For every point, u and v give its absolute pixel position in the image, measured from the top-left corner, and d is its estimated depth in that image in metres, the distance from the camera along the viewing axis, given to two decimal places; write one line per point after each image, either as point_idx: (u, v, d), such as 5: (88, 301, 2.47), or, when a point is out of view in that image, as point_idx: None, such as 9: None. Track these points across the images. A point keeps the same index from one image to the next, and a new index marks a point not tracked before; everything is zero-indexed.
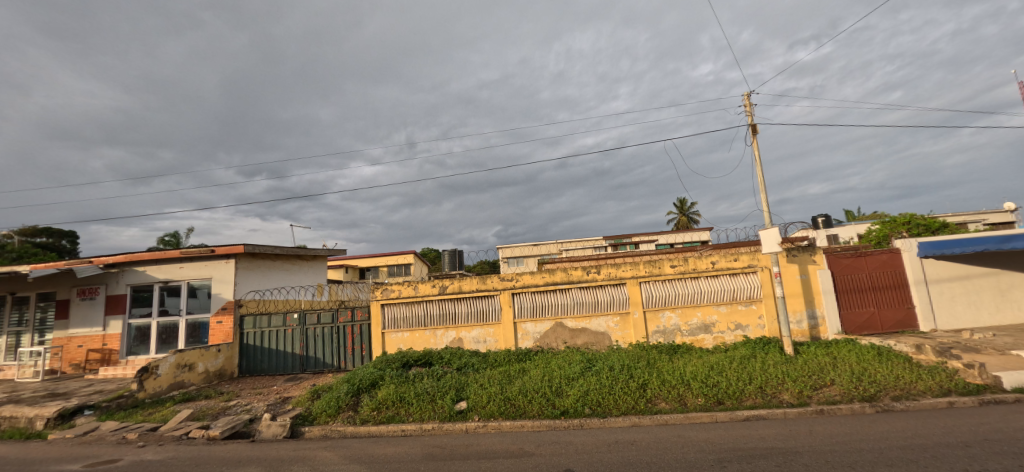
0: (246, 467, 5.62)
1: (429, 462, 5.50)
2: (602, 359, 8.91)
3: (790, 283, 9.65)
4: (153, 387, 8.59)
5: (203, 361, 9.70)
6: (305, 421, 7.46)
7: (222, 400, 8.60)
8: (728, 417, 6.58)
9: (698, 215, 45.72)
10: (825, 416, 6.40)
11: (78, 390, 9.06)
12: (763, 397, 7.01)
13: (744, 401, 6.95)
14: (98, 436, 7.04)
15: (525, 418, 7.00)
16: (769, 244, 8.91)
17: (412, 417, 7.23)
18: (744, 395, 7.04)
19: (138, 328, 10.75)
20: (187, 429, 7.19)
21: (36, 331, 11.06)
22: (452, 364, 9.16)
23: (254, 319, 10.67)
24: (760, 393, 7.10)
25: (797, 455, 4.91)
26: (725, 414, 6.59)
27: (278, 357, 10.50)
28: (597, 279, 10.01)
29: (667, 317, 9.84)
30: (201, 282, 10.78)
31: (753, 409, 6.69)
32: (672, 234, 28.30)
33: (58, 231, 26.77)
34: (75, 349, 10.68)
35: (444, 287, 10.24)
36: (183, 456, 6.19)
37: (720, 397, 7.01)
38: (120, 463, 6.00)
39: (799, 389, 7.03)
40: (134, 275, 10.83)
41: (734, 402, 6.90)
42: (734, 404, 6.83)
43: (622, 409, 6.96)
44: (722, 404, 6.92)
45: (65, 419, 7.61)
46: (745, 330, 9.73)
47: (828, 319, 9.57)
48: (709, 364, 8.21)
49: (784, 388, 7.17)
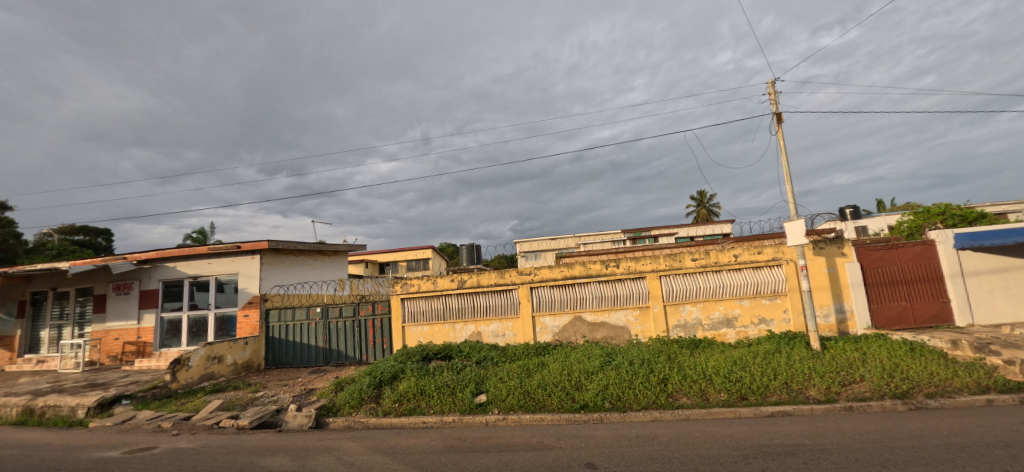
0: (274, 457, 5.79)
1: (450, 454, 5.58)
2: (622, 353, 8.87)
3: (817, 276, 9.43)
4: (185, 378, 8.95)
5: (231, 354, 10.06)
6: (329, 412, 7.69)
7: (250, 391, 8.91)
8: (752, 413, 6.46)
9: (717, 208, 44.85)
10: (854, 413, 6.23)
11: (115, 380, 9.52)
12: (788, 393, 6.86)
13: (768, 397, 6.83)
14: (135, 425, 7.41)
15: (545, 411, 7.03)
16: (794, 236, 8.72)
17: (432, 409, 7.39)
18: (768, 391, 6.91)
19: (170, 322, 11.17)
20: (217, 419, 7.48)
21: (76, 324, 11.62)
22: (471, 357, 9.27)
23: (279, 313, 10.99)
24: (786, 388, 6.96)
25: (825, 452, 4.81)
26: (749, 410, 6.47)
27: (303, 350, 10.80)
28: (616, 273, 9.92)
29: (688, 311, 9.72)
30: (229, 278, 11.14)
31: (779, 405, 6.55)
32: (694, 227, 27.73)
33: (95, 230, 28.21)
34: (112, 342, 11.18)
35: (462, 281, 10.38)
36: (214, 445, 6.45)
37: (744, 393, 6.90)
38: (156, 451, 6.29)
39: (827, 385, 6.86)
40: (165, 270, 11.23)
41: (758, 397, 6.79)
42: (758, 400, 6.73)
43: (642, 403, 6.92)
44: (746, 399, 6.82)
45: (104, 408, 8.04)
46: (769, 324, 9.53)
47: (857, 313, 9.31)
48: (733, 358, 8.09)
49: (811, 384, 6.99)
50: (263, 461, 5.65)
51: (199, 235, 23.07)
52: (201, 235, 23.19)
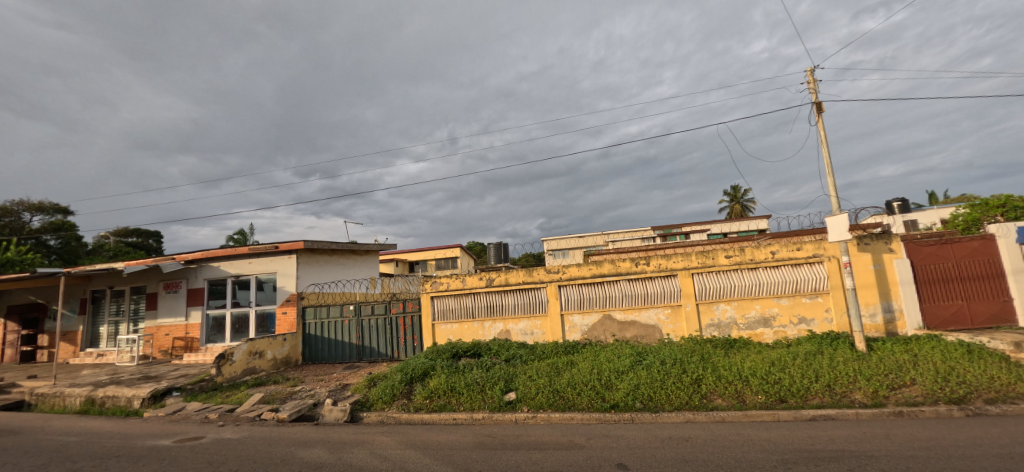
0: (312, 449, 6.03)
1: (480, 451, 5.65)
2: (652, 353, 8.71)
3: (862, 273, 8.97)
4: (229, 372, 9.43)
5: (271, 349, 10.52)
6: (363, 407, 7.94)
7: (289, 386, 9.30)
8: (792, 416, 6.22)
9: (751, 203, 43.35)
10: (904, 419, 5.90)
11: (166, 373, 10.15)
12: (831, 396, 6.56)
13: (809, 400, 6.56)
14: (185, 415, 7.88)
15: (574, 410, 7.01)
16: (836, 232, 8.31)
17: (463, 406, 7.50)
18: (809, 394, 6.64)
19: (214, 318, 11.78)
20: (259, 411, 7.85)
21: (131, 320, 12.44)
22: (501, 355, 9.34)
23: (315, 310, 11.35)
24: (828, 391, 6.66)
25: (872, 459, 4.57)
26: (788, 414, 6.23)
27: (338, 347, 11.16)
28: (646, 271, 9.75)
29: (722, 309, 9.43)
30: (268, 276, 11.64)
31: (821, 408, 6.29)
32: (728, 222, 26.89)
33: (146, 232, 30.00)
34: (163, 337, 11.90)
35: (491, 279, 10.46)
36: (256, 436, 6.78)
37: (783, 395, 6.64)
38: (203, 440, 6.67)
39: (874, 388, 6.50)
40: (210, 270, 11.85)
41: (799, 400, 6.54)
42: (798, 403, 6.47)
43: (674, 404, 6.79)
44: (785, 402, 6.57)
45: (156, 399, 8.58)
46: (810, 324, 9.12)
47: (907, 312, 8.79)
48: (770, 359, 7.80)
49: (857, 387, 6.65)
50: (301, 453, 5.89)
51: (240, 235, 24.15)
52: (242, 235, 24.30)
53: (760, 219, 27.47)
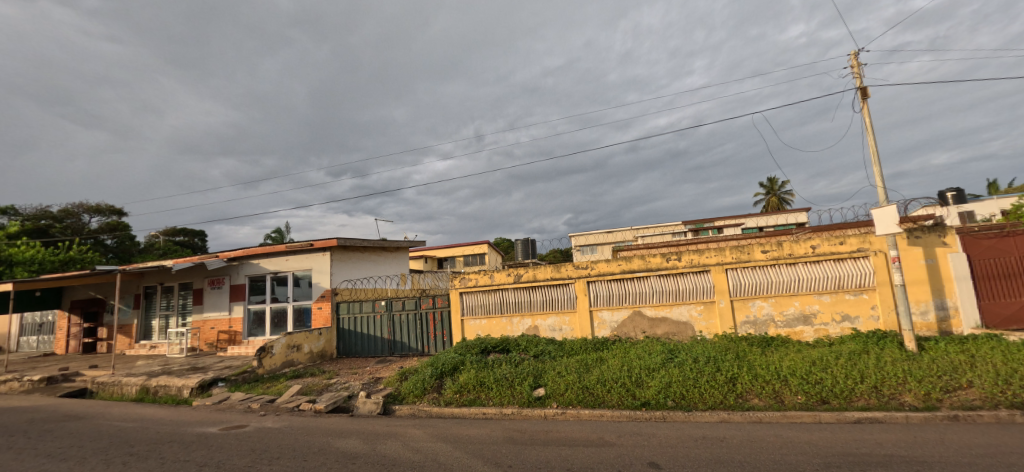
0: (348, 439, 6.24)
1: (510, 446, 5.69)
2: (685, 350, 8.50)
3: (912, 268, 8.44)
4: (269, 364, 9.87)
5: (308, 343, 10.93)
6: (395, 400, 8.15)
7: (325, 378, 9.64)
8: (835, 418, 5.95)
9: (789, 195, 41.57)
10: (960, 423, 5.54)
11: (213, 365, 10.73)
12: (878, 398, 6.23)
13: (854, 402, 6.25)
14: (230, 405, 8.31)
15: (604, 407, 6.94)
16: (884, 225, 7.85)
17: (492, 401, 7.56)
18: (854, 395, 6.33)
19: (255, 313, 12.35)
20: (297, 402, 8.19)
21: (179, 315, 13.20)
22: (529, 351, 9.35)
23: (348, 306, 11.72)
24: (875, 393, 6.32)
25: (925, 466, 4.32)
26: (831, 415, 5.96)
27: (370, 341, 11.47)
28: (678, 267, 9.51)
29: (758, 306, 9.09)
30: (303, 273, 12.08)
31: (867, 411, 5.98)
32: (764, 216, 25.89)
33: (192, 231, 31.67)
34: (209, 330, 12.58)
35: (519, 276, 10.47)
36: (295, 425, 7.09)
37: (825, 396, 6.36)
38: (247, 429, 7.03)
39: (926, 390, 6.13)
40: (250, 267, 12.42)
41: (842, 401, 6.24)
42: (841, 405, 6.18)
43: (708, 403, 6.62)
44: (827, 404, 6.29)
45: (204, 389, 9.09)
46: (854, 322, 8.67)
47: (963, 310, 8.21)
48: (811, 358, 7.47)
49: (907, 388, 6.29)
50: (337, 443, 6.11)
51: (277, 233, 25.15)
52: (279, 233, 25.28)
53: (799, 212, 26.34)
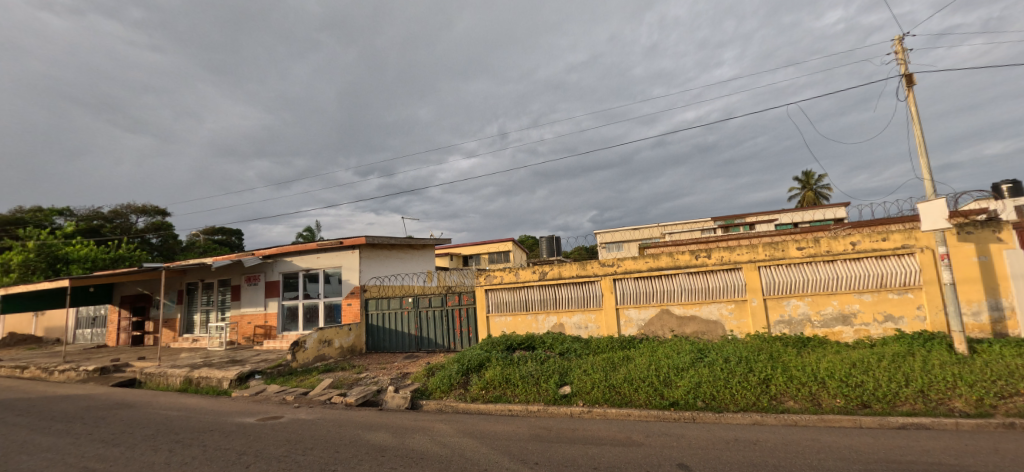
0: (378, 432, 6.40)
1: (537, 443, 5.70)
2: (715, 350, 8.28)
3: (963, 266, 7.93)
4: (303, 358, 10.22)
5: (338, 338, 11.26)
6: (422, 395, 8.29)
7: (355, 372, 9.91)
8: (876, 423, 5.68)
9: (827, 189, 39.81)
10: (1017, 432, 5.19)
11: (250, 358, 11.21)
12: (925, 403, 5.91)
13: (898, 407, 5.95)
14: (266, 396, 8.67)
15: (631, 406, 6.86)
16: (931, 220, 7.41)
17: (518, 398, 7.59)
18: (898, 400, 6.02)
19: (288, 308, 12.80)
20: (329, 395, 8.45)
21: (219, 310, 13.83)
22: (555, 349, 9.32)
23: (376, 302, 11.98)
24: (922, 398, 5.99)
25: None
26: (872, 420, 5.69)
27: (398, 337, 11.70)
28: (707, 264, 9.26)
29: (794, 305, 8.75)
30: (334, 270, 12.43)
31: (912, 416, 5.68)
32: (799, 211, 24.97)
33: (229, 230, 33.04)
34: (246, 325, 13.13)
35: (544, 273, 10.45)
36: (327, 418, 7.33)
37: (866, 400, 6.08)
38: (282, 420, 7.31)
39: (978, 396, 5.77)
40: (284, 264, 12.88)
41: (885, 406, 5.95)
42: (884, 409, 5.90)
43: (740, 405, 6.43)
44: (868, 408, 6.01)
45: (242, 381, 9.50)
46: (898, 322, 8.22)
47: (1020, 311, 7.66)
48: (851, 360, 7.14)
49: (957, 393, 5.93)
50: (368, 436, 6.28)
51: (309, 232, 25.95)
52: (310, 232, 26.08)
53: (837, 207, 25.29)
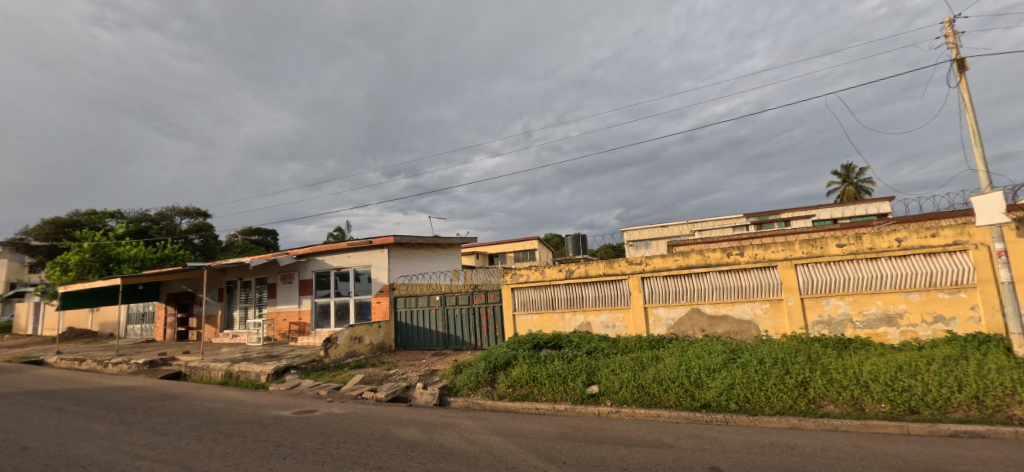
0: (407, 428, 6.52)
1: (566, 442, 5.67)
2: (749, 351, 8.01)
3: None
4: (335, 354, 10.53)
5: (369, 335, 11.54)
6: (451, 392, 8.40)
7: (384, 369, 10.14)
8: (925, 430, 5.36)
9: (869, 183, 37.88)
10: None
11: (286, 353, 11.64)
12: (980, 410, 5.54)
13: (950, 414, 5.60)
14: (300, 391, 8.98)
15: (661, 407, 6.73)
16: (986, 214, 6.91)
17: (545, 397, 7.58)
18: (949, 406, 5.67)
19: (320, 306, 13.20)
20: (360, 391, 8.68)
21: (256, 307, 14.41)
22: (581, 348, 9.24)
23: (405, 300, 12.20)
24: (977, 404, 5.62)
25: None
26: (920, 427, 5.37)
27: (426, 334, 11.88)
28: (740, 262, 8.98)
29: (833, 305, 8.35)
30: (364, 269, 12.73)
31: (966, 424, 5.33)
32: (839, 206, 23.91)
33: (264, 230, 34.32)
34: (281, 322, 13.63)
35: (570, 271, 10.39)
36: (359, 412, 7.53)
37: (914, 405, 5.75)
38: (316, 414, 7.55)
39: None
40: (317, 263, 13.29)
41: (935, 413, 5.61)
42: (934, 416, 5.56)
43: (776, 408, 6.21)
44: (916, 414, 5.68)
45: (278, 376, 9.88)
46: (949, 324, 7.69)
47: None
48: (898, 363, 6.75)
49: (1018, 400, 5.52)
50: (398, 431, 6.41)
51: (340, 232, 26.69)
52: (341, 232, 26.81)
53: (879, 202, 24.08)
